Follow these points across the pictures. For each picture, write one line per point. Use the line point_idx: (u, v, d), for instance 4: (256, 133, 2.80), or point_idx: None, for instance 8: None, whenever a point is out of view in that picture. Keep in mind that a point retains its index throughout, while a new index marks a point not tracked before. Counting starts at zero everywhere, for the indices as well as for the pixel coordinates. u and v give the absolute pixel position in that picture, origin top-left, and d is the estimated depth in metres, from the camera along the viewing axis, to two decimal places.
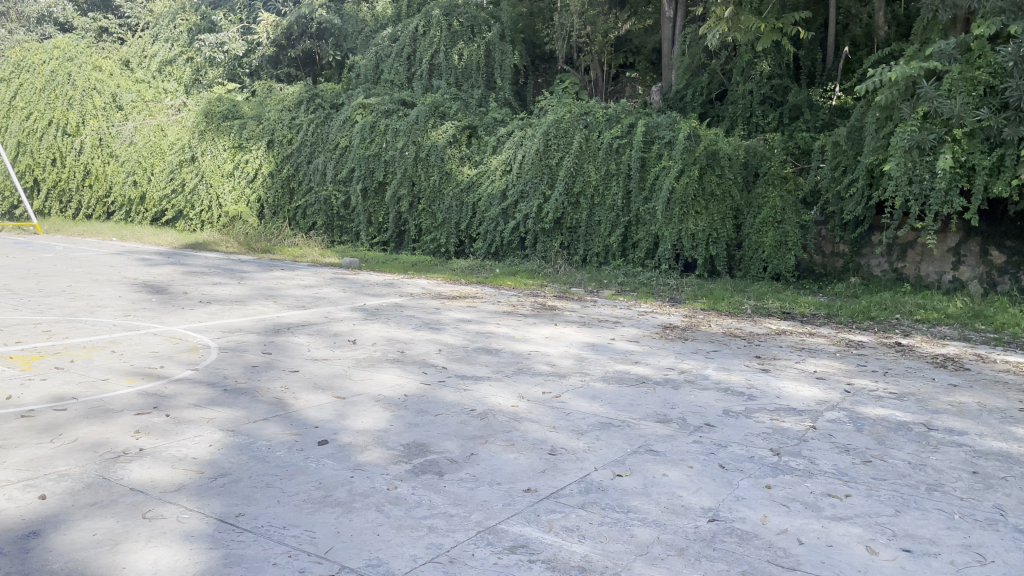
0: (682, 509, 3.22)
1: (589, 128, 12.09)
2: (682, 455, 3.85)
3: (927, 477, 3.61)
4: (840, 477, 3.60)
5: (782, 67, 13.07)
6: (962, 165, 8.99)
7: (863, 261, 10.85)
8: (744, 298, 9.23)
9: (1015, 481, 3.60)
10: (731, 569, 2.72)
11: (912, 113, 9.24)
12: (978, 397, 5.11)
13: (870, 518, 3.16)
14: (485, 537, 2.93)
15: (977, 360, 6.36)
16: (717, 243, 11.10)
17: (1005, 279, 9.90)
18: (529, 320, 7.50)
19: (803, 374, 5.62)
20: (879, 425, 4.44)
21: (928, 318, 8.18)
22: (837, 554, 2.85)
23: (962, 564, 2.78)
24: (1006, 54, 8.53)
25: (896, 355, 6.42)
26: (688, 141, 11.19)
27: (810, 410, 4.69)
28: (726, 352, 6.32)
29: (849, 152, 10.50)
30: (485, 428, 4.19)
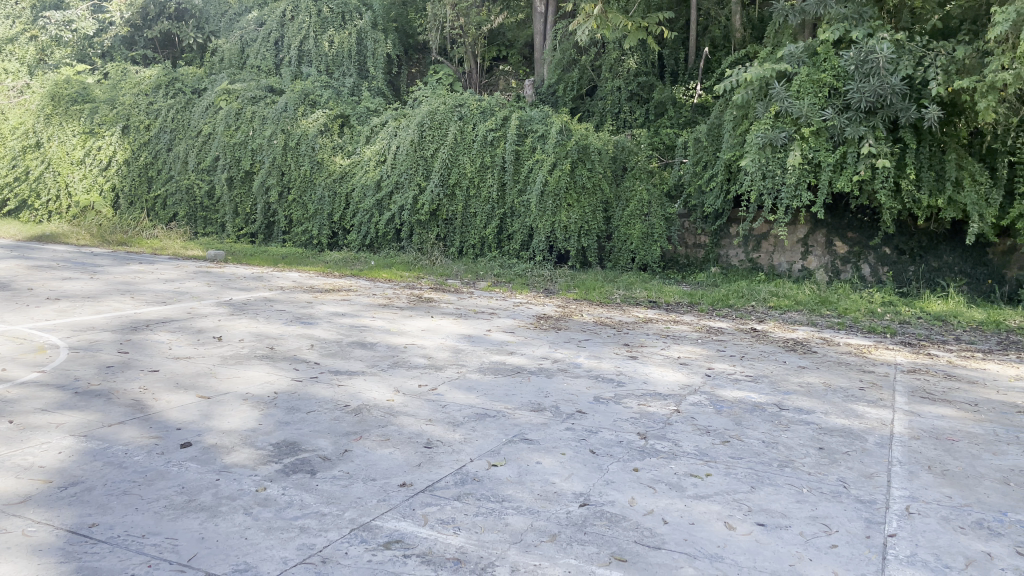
0: (554, 495, 3.30)
1: (463, 120, 12.17)
2: (555, 442, 3.94)
3: (780, 454, 3.87)
4: (701, 458, 3.79)
5: (648, 64, 13.62)
6: (810, 162, 9.64)
7: (722, 252, 11.49)
8: (614, 288, 9.55)
9: (856, 456, 3.91)
10: (601, 551, 2.82)
11: (765, 113, 9.84)
12: (824, 377, 5.53)
13: (728, 495, 3.35)
14: (358, 535, 2.89)
15: (822, 343, 6.86)
16: (588, 235, 11.39)
17: (848, 268, 10.77)
18: (405, 313, 7.44)
19: (668, 360, 5.87)
20: (736, 406, 4.71)
21: (780, 305, 8.72)
22: (699, 530, 3.01)
23: (810, 534, 3.00)
24: (849, 59, 9.15)
25: (752, 340, 6.83)
26: (560, 135, 11.43)
27: (674, 394, 4.92)
28: (596, 341, 6.51)
29: (709, 148, 11.04)
30: (358, 423, 4.12)
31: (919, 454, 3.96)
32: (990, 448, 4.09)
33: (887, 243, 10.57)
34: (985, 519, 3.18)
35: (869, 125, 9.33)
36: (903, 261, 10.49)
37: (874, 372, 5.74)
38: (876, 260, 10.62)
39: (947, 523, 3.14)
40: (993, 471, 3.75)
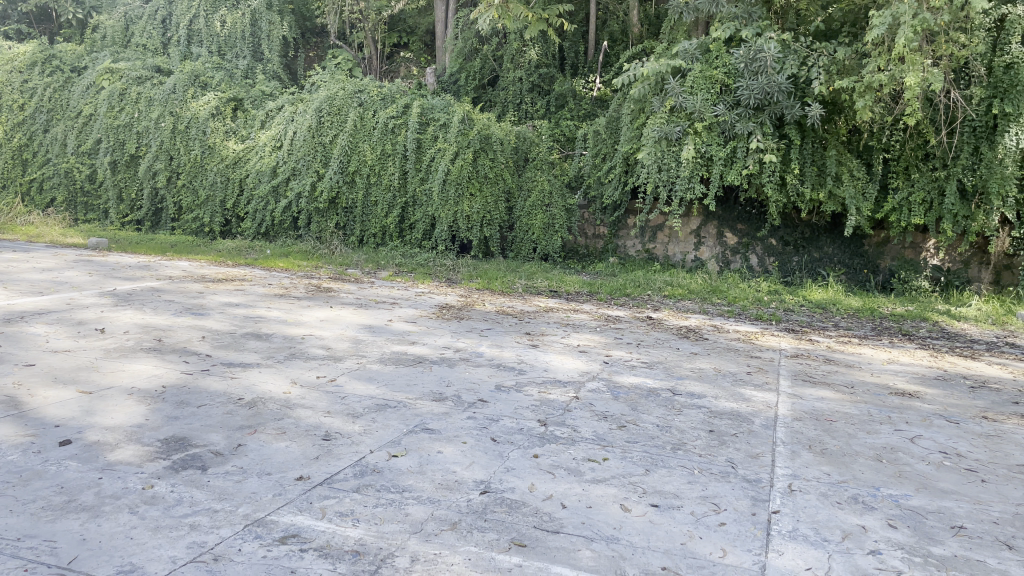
0: (455, 484, 3.30)
1: (363, 106, 12.02)
2: (456, 432, 3.93)
3: (673, 438, 4.01)
4: (599, 443, 3.88)
5: (549, 56, 13.78)
6: (703, 155, 10.00)
7: (619, 243, 11.79)
8: (516, 278, 9.63)
9: (744, 437, 4.09)
10: (501, 538, 2.84)
11: (661, 107, 10.12)
12: (715, 362, 5.76)
13: (624, 478, 3.45)
14: (253, 530, 2.81)
15: (713, 330, 7.14)
16: (490, 225, 11.44)
17: (737, 258, 11.25)
18: (303, 303, 7.28)
19: (568, 348, 5.98)
20: (633, 391, 4.84)
21: (674, 294, 9.02)
22: (596, 514, 3.08)
23: (700, 514, 3.12)
24: (739, 57, 9.50)
25: (648, 328, 7.04)
26: (462, 124, 11.41)
27: (573, 381, 5.02)
28: (498, 330, 6.54)
29: (608, 141, 11.29)
30: (253, 417, 4.00)
31: (802, 434, 4.18)
32: (865, 427, 4.36)
33: (774, 234, 11.08)
34: (859, 494, 3.39)
35: (758, 121, 9.74)
36: (788, 252, 11.03)
37: (760, 358, 6.03)
38: (763, 250, 11.13)
39: (826, 499, 3.33)
40: (867, 449, 4.00)
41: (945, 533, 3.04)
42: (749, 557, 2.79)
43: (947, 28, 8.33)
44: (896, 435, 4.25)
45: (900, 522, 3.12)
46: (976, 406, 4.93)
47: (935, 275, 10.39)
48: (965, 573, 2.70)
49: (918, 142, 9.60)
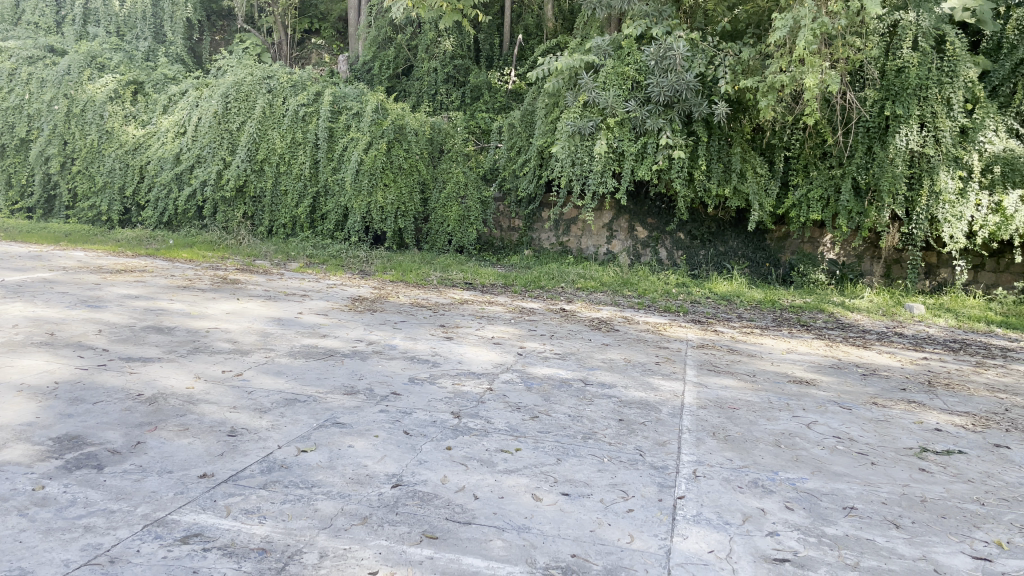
0: (366, 478, 3.27)
1: (273, 93, 11.71)
2: (367, 425, 3.89)
3: (584, 427, 4.08)
4: (511, 433, 3.91)
5: (464, 47, 13.80)
6: (615, 150, 10.20)
7: (534, 236, 11.93)
8: (431, 270, 9.60)
9: (652, 426, 4.20)
10: (412, 531, 2.83)
11: (574, 102, 10.26)
12: (625, 353, 5.88)
13: (535, 468, 3.48)
14: (152, 531, 2.71)
15: (624, 321, 7.28)
16: (405, 217, 11.32)
17: (647, 251, 11.53)
18: (208, 295, 7.03)
19: (482, 341, 5.99)
20: (545, 382, 4.90)
21: (587, 286, 9.16)
22: (508, 504, 3.10)
23: (609, 501, 3.19)
24: (649, 54, 9.69)
25: (561, 320, 7.12)
26: (376, 114, 11.24)
27: (487, 373, 5.04)
28: (412, 322, 6.49)
29: (522, 134, 11.39)
30: (153, 413, 3.85)
31: (706, 421, 4.33)
32: (765, 414, 4.55)
33: (682, 228, 11.40)
34: (759, 478, 3.54)
35: (667, 118, 10.00)
36: (695, 246, 11.36)
37: (668, 348, 6.20)
38: (672, 244, 11.43)
39: (728, 484, 3.45)
40: (767, 435, 4.17)
41: (837, 513, 3.20)
42: (655, 542, 2.87)
43: (844, 32, 8.71)
44: (794, 421, 4.45)
45: (796, 504, 3.27)
46: (866, 393, 5.21)
47: (831, 268, 10.91)
48: (855, 551, 2.85)
49: (817, 141, 10.04)
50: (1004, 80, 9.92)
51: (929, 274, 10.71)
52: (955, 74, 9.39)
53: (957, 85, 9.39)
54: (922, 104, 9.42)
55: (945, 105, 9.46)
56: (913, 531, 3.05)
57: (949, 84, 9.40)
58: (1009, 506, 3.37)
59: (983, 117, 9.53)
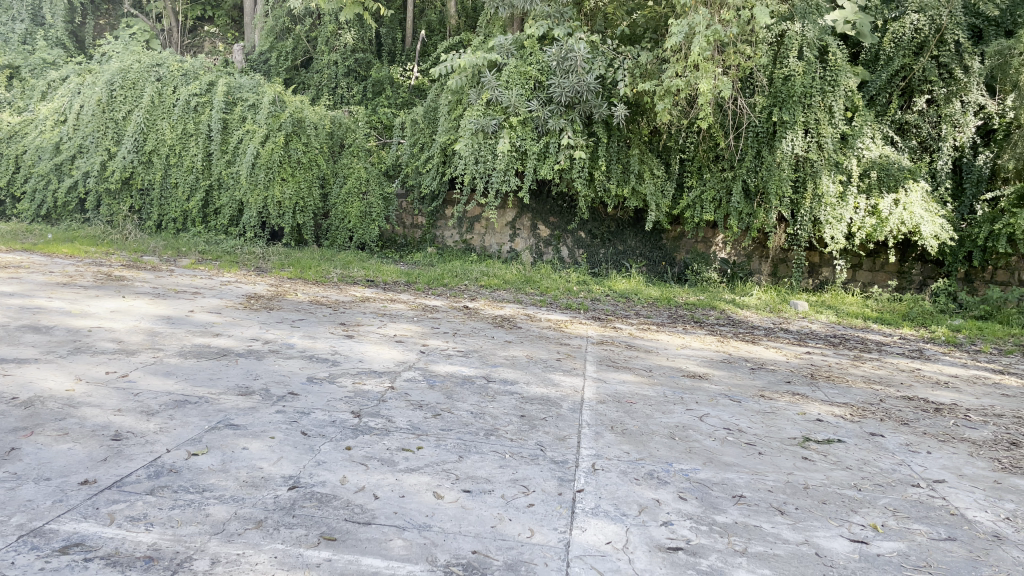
0: (262, 480, 3.18)
1: (162, 81, 11.22)
2: (263, 427, 3.78)
3: (486, 424, 4.09)
4: (413, 432, 3.88)
5: (365, 41, 13.63)
6: (517, 149, 10.28)
7: (437, 233, 11.93)
8: (331, 267, 9.43)
9: (552, 421, 4.26)
10: (310, 533, 2.77)
11: (477, 99, 10.31)
12: (527, 350, 5.94)
13: (437, 466, 3.47)
14: (28, 542, 2.55)
15: (527, 319, 7.35)
16: (304, 212, 11.02)
17: (549, 249, 11.68)
18: (91, 292, 6.67)
19: (384, 339, 5.92)
20: (448, 380, 4.89)
21: (490, 284, 9.21)
22: (408, 502, 3.08)
23: (510, 496, 3.22)
24: (551, 55, 9.81)
25: (464, 317, 7.12)
26: (273, 106, 10.89)
27: (389, 371, 4.99)
28: (311, 320, 6.34)
29: (426, 131, 11.34)
30: (29, 418, 3.62)
31: (604, 416, 4.42)
32: (661, 408, 4.69)
33: (583, 227, 11.60)
34: (655, 469, 3.64)
35: (568, 119, 10.18)
36: (595, 244, 11.59)
37: (569, 345, 6.31)
38: (573, 242, 11.63)
39: (625, 476, 3.54)
40: (662, 428, 4.31)
41: (727, 502, 3.33)
42: (555, 536, 2.91)
43: (736, 41, 9.01)
44: (687, 414, 4.62)
45: (689, 494, 3.39)
46: (754, 386, 5.46)
47: (722, 267, 11.35)
48: (743, 537, 2.98)
49: (710, 145, 10.43)
50: (881, 90, 10.64)
51: (813, 272, 11.31)
52: (837, 83, 9.94)
53: (838, 94, 9.96)
54: (807, 111, 9.90)
55: (828, 113, 10.00)
56: (797, 516, 3.22)
57: (832, 92, 9.92)
58: (883, 491, 3.60)
59: (862, 125, 10.16)
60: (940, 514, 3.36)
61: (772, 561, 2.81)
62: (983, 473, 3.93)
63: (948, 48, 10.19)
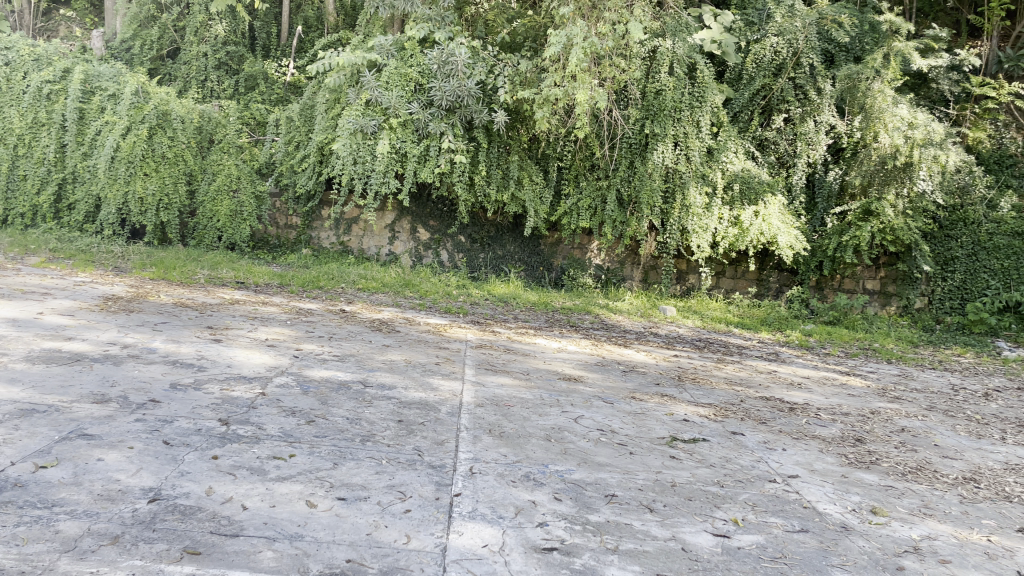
0: (119, 493, 2.98)
1: (12, 67, 10.62)
2: (121, 436, 3.55)
3: (361, 430, 4.02)
4: (285, 439, 3.76)
5: (238, 34, 13.15)
6: (397, 151, 10.19)
7: (313, 234, 11.66)
8: (197, 268, 9.00)
9: (430, 426, 4.23)
10: (172, 547, 2.63)
11: (356, 99, 10.17)
12: (406, 354, 5.88)
13: (310, 474, 3.38)
14: None
15: (405, 323, 7.28)
16: (168, 209, 10.45)
17: (428, 253, 11.64)
18: None
19: (255, 343, 5.70)
20: (322, 386, 4.76)
21: (368, 287, 9.05)
22: (279, 512, 2.98)
23: (386, 503, 3.17)
24: (432, 58, 9.79)
25: (340, 321, 6.96)
26: (135, 97, 10.28)
27: (259, 377, 4.80)
28: (175, 324, 6.02)
29: (302, 129, 11.02)
30: None
31: (482, 420, 4.44)
32: (538, 410, 4.77)
33: (462, 232, 11.62)
34: (531, 471, 3.70)
35: (449, 122, 10.18)
36: (475, 249, 11.64)
37: (448, 348, 6.29)
38: (453, 246, 11.62)
39: (502, 479, 3.57)
40: (539, 430, 4.37)
41: (600, 501, 3.42)
42: (431, 541, 2.89)
43: (611, 53, 9.21)
44: (563, 416, 4.71)
45: (564, 495, 3.45)
46: (626, 388, 5.64)
47: (597, 273, 11.66)
48: (616, 536, 3.07)
49: (586, 154, 10.71)
50: (743, 108, 11.29)
51: (680, 279, 11.79)
52: (704, 100, 10.48)
53: (705, 110, 10.47)
54: (676, 124, 10.36)
55: (695, 127, 10.50)
56: (665, 513, 3.35)
57: (699, 108, 10.45)
58: (743, 487, 3.81)
59: (726, 140, 10.72)
60: (794, 507, 3.58)
61: (642, 558, 2.90)
62: (832, 467, 4.23)
63: (803, 71, 10.92)
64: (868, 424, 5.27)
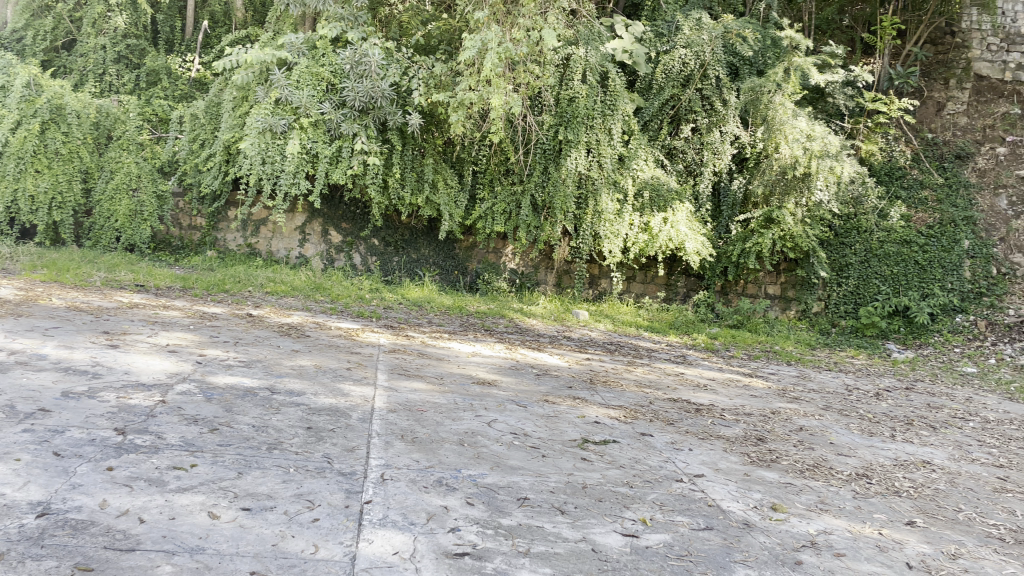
0: (3, 509, 2.80)
1: None
2: (5, 448, 3.33)
3: (268, 438, 3.91)
4: (186, 448, 3.61)
5: (139, 27, 12.61)
6: (308, 152, 9.99)
7: (219, 235, 11.33)
8: (93, 269, 8.57)
9: (340, 432, 4.15)
10: (62, 564, 2.48)
11: (265, 97, 9.92)
12: (315, 359, 5.76)
13: (212, 484, 3.26)
14: None
15: (315, 327, 7.12)
16: (62, 209, 10.23)
17: (340, 256, 11.44)
18: None
19: (155, 348, 5.47)
20: (227, 393, 4.60)
21: (276, 291, 8.82)
22: (180, 525, 2.86)
23: (294, 512, 3.09)
24: (344, 58, 9.65)
25: (247, 326, 6.75)
26: (26, 90, 10.11)
27: (159, 384, 4.60)
28: (68, 329, 5.70)
29: (207, 127, 10.59)
30: None
31: (394, 425, 4.39)
32: (450, 415, 4.74)
33: (375, 235, 11.47)
34: (443, 476, 3.67)
35: (362, 124, 10.06)
36: (389, 252, 11.52)
37: (360, 353, 6.20)
38: (365, 250, 11.47)
39: (414, 485, 3.53)
40: (452, 435, 4.35)
41: (512, 505, 3.43)
42: (340, 550, 2.83)
43: (525, 59, 9.24)
44: (476, 420, 4.71)
45: (476, 499, 3.45)
46: (539, 391, 5.68)
47: (511, 277, 11.72)
48: (527, 538, 3.09)
49: (500, 158, 10.75)
50: (653, 117, 11.55)
51: (593, 283, 11.99)
52: (615, 108, 10.66)
53: (616, 118, 10.65)
54: (589, 131, 10.50)
55: (607, 134, 10.69)
56: (576, 515, 3.39)
57: (611, 116, 10.65)
58: (651, 487, 3.89)
59: (637, 148, 10.95)
60: (699, 505, 3.69)
61: (553, 560, 2.93)
62: (735, 466, 4.38)
63: (709, 82, 11.28)
64: (769, 424, 5.48)
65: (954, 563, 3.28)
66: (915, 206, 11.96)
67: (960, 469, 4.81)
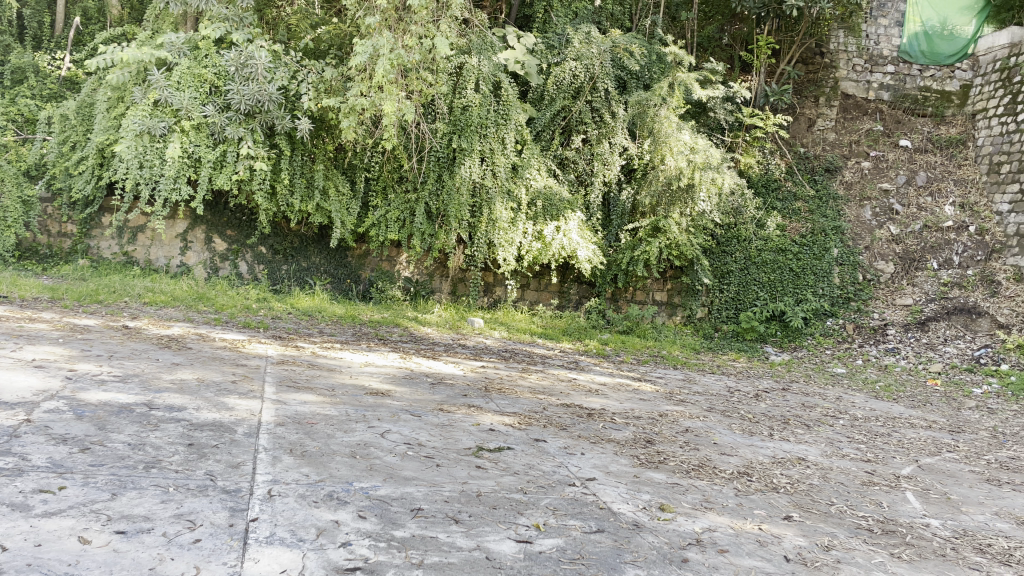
0: None
1: None
2: None
3: (146, 456, 3.71)
4: (54, 470, 3.38)
5: (3, 21, 11.76)
6: (190, 156, 9.60)
7: (92, 243, 10.74)
8: None
9: (225, 448, 3.99)
10: None
11: (143, 98, 9.46)
12: (198, 373, 5.51)
13: (84, 507, 3.06)
14: None
15: (198, 339, 6.83)
16: None
17: (225, 264, 11.03)
18: None
19: (19, 364, 5.10)
20: (99, 410, 4.34)
21: (155, 301, 8.41)
22: (46, 552, 2.67)
23: (173, 533, 2.94)
24: (229, 60, 9.33)
25: (122, 338, 6.40)
26: None
27: (24, 402, 4.28)
28: None
29: (79, 128, 10.03)
30: None
31: (282, 439, 4.25)
32: (341, 427, 4.64)
33: (263, 242, 11.14)
34: (334, 490, 3.58)
35: (248, 128, 9.67)
36: (277, 260, 11.20)
37: (246, 365, 5.98)
38: (252, 258, 11.11)
39: (302, 500, 3.43)
40: (343, 448, 4.25)
41: (405, 516, 3.39)
42: (223, 571, 2.72)
43: (417, 66, 9.16)
44: (368, 431, 4.62)
45: (368, 512, 3.38)
46: (433, 400, 5.64)
47: (405, 285, 11.61)
48: (421, 550, 3.05)
49: (393, 165, 10.64)
50: (545, 127, 11.71)
51: (488, 291, 12.05)
52: (508, 118, 10.72)
53: (509, 128, 10.72)
54: (482, 140, 10.54)
55: (501, 143, 10.73)
56: (470, 524, 3.38)
57: (504, 126, 10.69)
58: (544, 492, 3.93)
59: (530, 157, 11.06)
60: (591, 509, 3.75)
61: (447, 571, 2.91)
62: (625, 468, 4.48)
63: (598, 95, 11.53)
64: (658, 426, 5.65)
65: (828, 554, 3.47)
66: (789, 216, 12.69)
67: (832, 464, 5.10)
